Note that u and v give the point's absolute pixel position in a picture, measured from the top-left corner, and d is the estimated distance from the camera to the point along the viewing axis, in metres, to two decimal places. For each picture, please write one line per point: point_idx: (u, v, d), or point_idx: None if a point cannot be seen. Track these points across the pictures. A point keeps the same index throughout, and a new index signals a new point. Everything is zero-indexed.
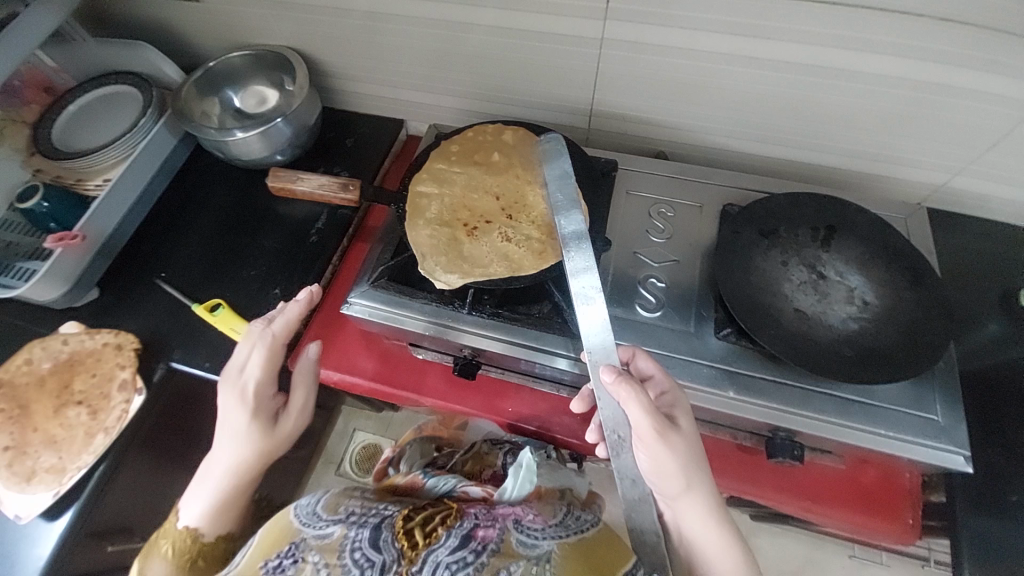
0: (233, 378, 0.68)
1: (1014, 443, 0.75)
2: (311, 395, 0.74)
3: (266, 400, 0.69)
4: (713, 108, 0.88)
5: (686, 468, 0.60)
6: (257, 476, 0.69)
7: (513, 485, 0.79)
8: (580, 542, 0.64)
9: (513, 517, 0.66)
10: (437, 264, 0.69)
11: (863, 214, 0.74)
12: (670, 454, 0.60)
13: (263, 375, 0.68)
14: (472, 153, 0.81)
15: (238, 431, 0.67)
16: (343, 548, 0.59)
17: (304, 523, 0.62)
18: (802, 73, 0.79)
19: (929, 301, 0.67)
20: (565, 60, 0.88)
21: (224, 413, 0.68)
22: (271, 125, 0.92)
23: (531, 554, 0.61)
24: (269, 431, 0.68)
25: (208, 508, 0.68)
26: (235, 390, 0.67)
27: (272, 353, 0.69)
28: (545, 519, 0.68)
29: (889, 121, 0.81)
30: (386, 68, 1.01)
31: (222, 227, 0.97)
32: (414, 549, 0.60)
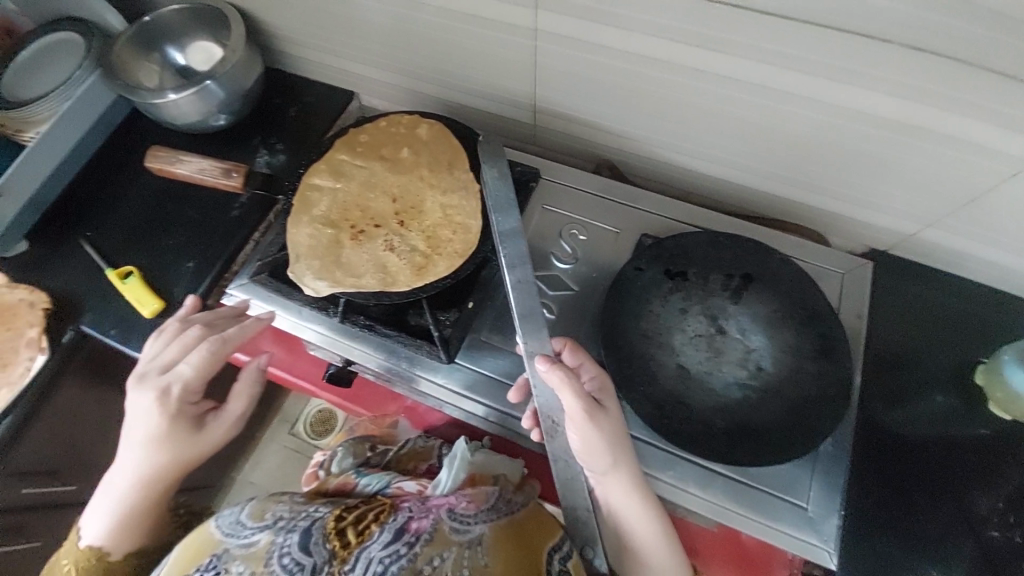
0: (154, 379, 0.64)
1: (912, 532, 0.69)
2: (246, 408, 0.68)
3: (187, 407, 0.64)
4: (661, 121, 0.79)
5: (613, 453, 0.57)
6: (166, 487, 0.65)
7: (446, 477, 0.71)
8: (511, 524, 0.61)
9: (445, 507, 0.61)
10: (308, 268, 0.68)
11: (787, 267, 0.65)
12: (602, 438, 0.57)
13: (190, 381, 0.64)
14: (380, 147, 0.76)
15: (147, 437, 0.63)
16: (270, 556, 0.54)
17: (226, 533, 0.58)
18: (755, 94, 0.69)
19: (831, 378, 0.60)
20: (504, 50, 0.79)
21: (138, 416, 0.63)
22: (199, 86, 0.88)
23: (464, 539, 0.57)
24: (189, 438, 0.64)
25: (115, 521, 0.65)
26: (153, 393, 0.63)
27: (205, 365, 0.64)
28: (478, 502, 0.62)
29: (855, 157, 0.71)
30: (329, 37, 0.94)
31: (154, 191, 0.95)
32: (347, 549, 0.55)
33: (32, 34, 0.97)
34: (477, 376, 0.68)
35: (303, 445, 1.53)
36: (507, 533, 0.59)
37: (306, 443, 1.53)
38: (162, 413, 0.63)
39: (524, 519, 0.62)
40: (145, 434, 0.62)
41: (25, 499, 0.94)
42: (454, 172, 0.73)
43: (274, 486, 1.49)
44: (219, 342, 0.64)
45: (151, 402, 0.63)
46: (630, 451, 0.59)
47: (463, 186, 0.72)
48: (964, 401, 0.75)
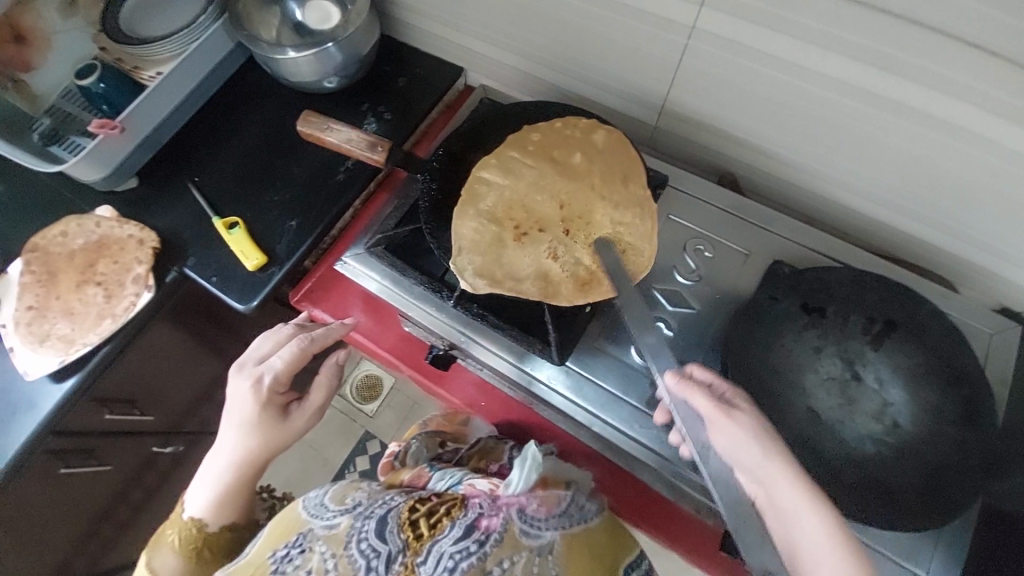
0: (250, 367, 0.67)
1: None
2: (328, 400, 0.70)
3: (276, 396, 0.66)
4: (803, 140, 0.74)
5: (761, 446, 0.52)
6: (258, 471, 0.67)
7: (518, 477, 0.64)
8: (582, 533, 0.62)
9: (516, 505, 0.62)
10: (470, 264, 0.64)
11: (937, 319, 0.61)
12: (742, 436, 0.52)
13: (282, 373, 0.66)
14: (553, 146, 0.69)
15: (242, 422, 0.65)
16: (350, 539, 0.57)
17: (312, 514, 0.61)
18: (928, 128, 0.63)
19: (973, 446, 0.56)
20: (646, 44, 0.75)
21: (234, 401, 0.66)
22: (321, 48, 0.86)
23: (534, 544, 0.59)
24: (277, 426, 0.66)
25: (214, 496, 0.66)
26: (248, 381, 0.66)
27: (297, 359, 0.66)
28: (550, 506, 0.63)
29: (1021, 212, 0.66)
30: (451, 8, 0.91)
31: (262, 144, 0.95)
32: (420, 541, 0.56)
33: None
34: (584, 382, 0.66)
35: (347, 408, 1.54)
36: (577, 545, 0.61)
37: (354, 408, 1.55)
38: (255, 400, 0.65)
39: (601, 529, 0.64)
40: (240, 419, 0.65)
41: (107, 424, 0.98)
42: (630, 187, 0.68)
43: (318, 441, 1.53)
44: (307, 339, 0.67)
45: (247, 390, 0.65)
46: (777, 443, 0.52)
47: (638, 205, 0.66)
48: None
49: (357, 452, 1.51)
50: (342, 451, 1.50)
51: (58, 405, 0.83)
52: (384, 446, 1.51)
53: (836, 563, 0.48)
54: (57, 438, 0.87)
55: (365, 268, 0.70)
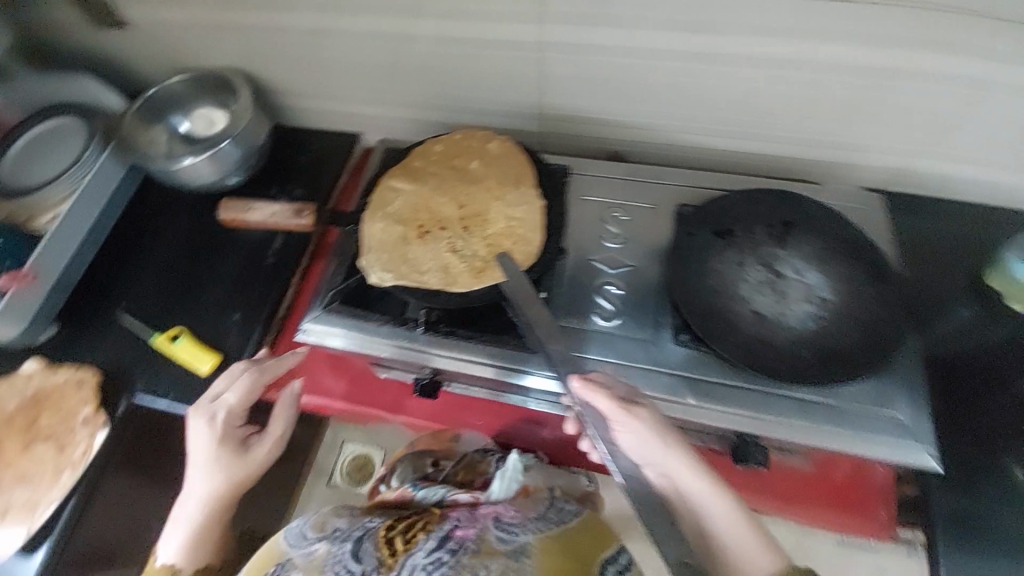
0: (205, 407, 0.69)
1: (984, 431, 0.73)
2: (287, 428, 0.72)
3: (233, 429, 0.68)
4: (664, 105, 0.86)
5: (664, 441, 0.59)
6: (227, 508, 0.68)
7: (500, 487, 0.73)
8: (561, 534, 0.66)
9: (493, 515, 0.68)
10: (376, 261, 0.70)
11: (819, 209, 0.72)
12: (642, 430, 0.59)
13: (235, 408, 0.68)
14: (454, 156, 0.80)
15: (203, 462, 0.67)
16: (325, 565, 0.64)
17: (291, 544, 0.68)
18: (748, 65, 0.78)
19: (889, 295, 0.65)
20: (509, 64, 0.86)
21: (194, 443, 0.68)
22: (217, 148, 0.90)
23: (508, 549, 0.63)
24: (236, 461, 0.67)
25: (187, 535, 0.68)
26: (204, 420, 0.67)
27: (250, 392, 0.69)
28: (525, 512, 0.69)
29: (843, 107, 0.80)
30: (333, 84, 0.99)
31: (182, 253, 0.94)
32: (394, 557, 0.63)
33: (28, 127, 0.98)
34: None
35: None
36: (555, 546, 0.64)
37: None
38: (213, 437, 0.67)
39: (580, 530, 0.67)
40: (201, 459, 0.67)
41: None
42: (523, 185, 0.76)
43: None
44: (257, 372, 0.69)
45: (204, 428, 0.67)
46: (682, 441, 0.59)
47: (527, 202, 0.74)
48: (987, 310, 0.82)
49: None
50: None
51: None
52: None
53: (733, 529, 0.57)
54: None
55: (327, 328, 0.71)
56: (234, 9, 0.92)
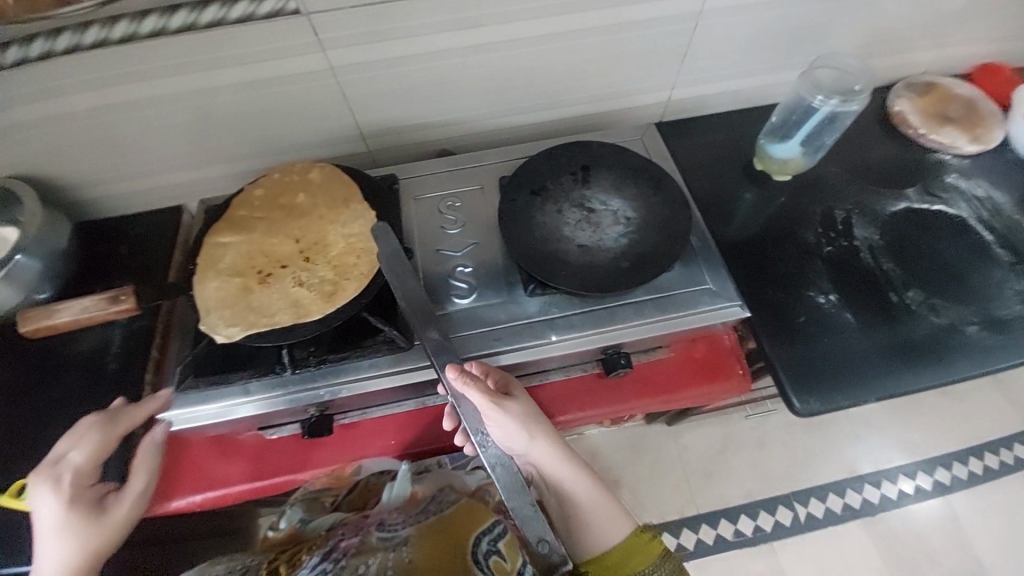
0: (46, 472, 0.62)
1: (783, 278, 0.92)
2: (151, 480, 0.66)
3: (84, 490, 0.62)
4: (463, 99, 0.95)
5: (529, 427, 0.69)
6: None
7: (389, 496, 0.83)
8: (434, 521, 0.72)
9: (376, 524, 0.74)
10: (220, 318, 0.69)
11: (606, 146, 0.85)
12: (510, 418, 0.68)
13: (83, 465, 0.62)
14: (278, 196, 0.80)
15: (51, 529, 0.58)
16: None
17: None
18: (520, 46, 0.87)
19: (674, 198, 0.79)
20: (306, 97, 0.87)
21: (36, 516, 0.59)
22: (8, 265, 0.80)
23: (389, 541, 0.68)
24: (92, 520, 0.60)
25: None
26: (46, 486, 0.60)
27: (103, 445, 0.64)
28: (405, 515, 0.76)
29: (608, 63, 0.94)
30: (127, 163, 0.92)
31: (6, 393, 0.83)
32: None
33: None
34: None
35: None
36: (430, 526, 0.69)
37: None
38: (60, 501, 0.60)
39: (454, 515, 0.72)
40: (47, 527, 0.58)
41: None
42: (352, 204, 0.79)
43: None
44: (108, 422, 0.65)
45: (47, 494, 0.60)
46: (544, 426, 0.71)
47: (359, 216, 0.78)
48: (760, 188, 1.03)
49: None
50: None
51: None
52: None
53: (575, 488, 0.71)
54: None
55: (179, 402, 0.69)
56: None
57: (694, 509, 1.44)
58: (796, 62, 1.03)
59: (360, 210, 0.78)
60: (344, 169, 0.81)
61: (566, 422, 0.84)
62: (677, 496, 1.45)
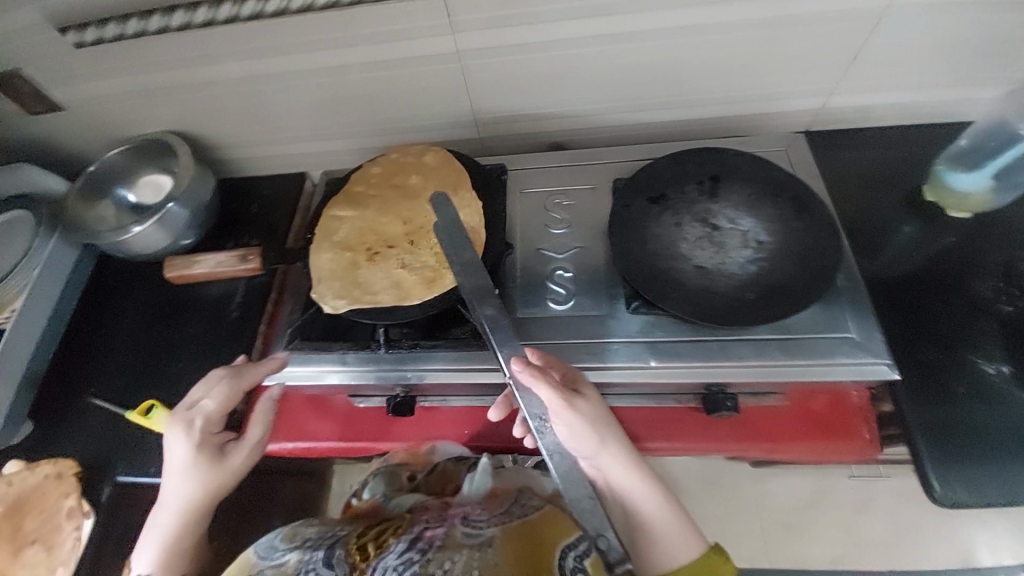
0: (181, 413, 0.66)
1: (942, 336, 0.76)
2: (266, 433, 0.70)
3: (211, 436, 0.67)
4: (588, 91, 0.89)
5: (598, 432, 0.61)
6: (206, 517, 0.66)
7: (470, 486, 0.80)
8: (522, 525, 0.64)
9: (459, 515, 0.69)
10: (328, 289, 0.71)
11: (742, 157, 0.75)
12: (580, 420, 0.60)
13: (215, 414, 0.66)
14: (393, 176, 0.81)
15: (182, 467, 0.64)
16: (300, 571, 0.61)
17: (261, 556, 0.66)
18: (659, 36, 0.79)
19: (818, 226, 0.68)
20: (432, 79, 0.87)
21: (170, 451, 0.65)
22: (164, 211, 0.91)
23: (473, 542, 0.62)
24: (214, 466, 0.65)
25: (159, 552, 0.64)
26: (180, 426, 0.65)
27: (231, 397, 0.67)
28: (490, 511, 0.69)
29: (757, 61, 0.83)
30: (265, 129, 0.99)
31: (147, 323, 0.94)
32: (366, 561, 0.61)
33: None
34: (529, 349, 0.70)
35: None
36: (518, 533, 0.62)
37: None
38: (190, 443, 0.65)
39: (538, 522, 0.64)
40: (178, 465, 0.64)
41: None
42: (461, 191, 0.78)
43: None
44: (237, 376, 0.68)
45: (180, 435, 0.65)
46: (616, 432, 0.62)
47: (467, 205, 0.76)
48: (924, 221, 0.86)
49: None
50: None
51: None
52: None
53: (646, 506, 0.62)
54: None
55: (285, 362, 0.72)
56: (150, 74, 0.89)
57: (768, 562, 1.29)
58: (1004, 74, 0.83)
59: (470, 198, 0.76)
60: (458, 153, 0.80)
61: (648, 451, 0.77)
62: (750, 544, 1.32)
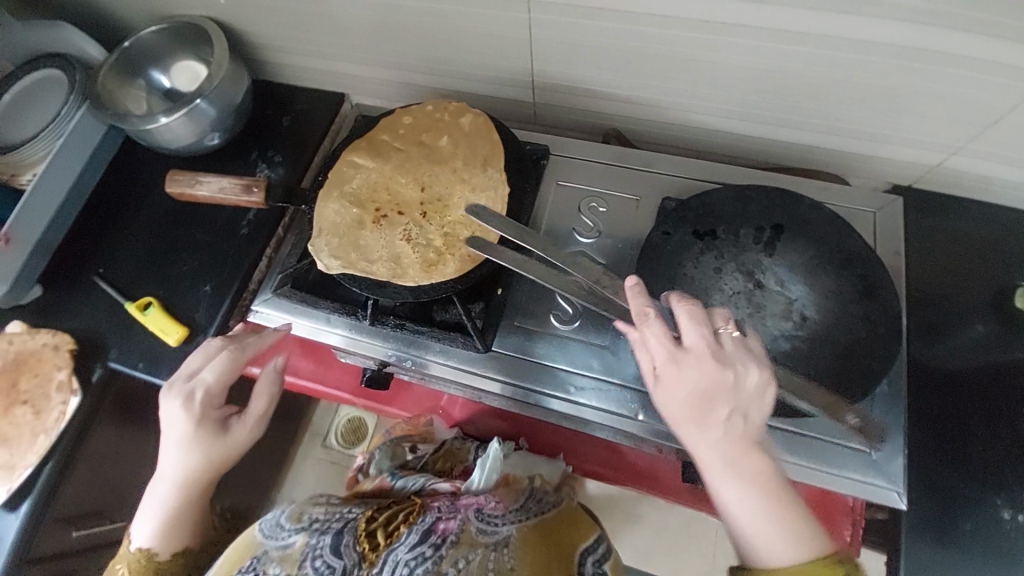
0: (180, 385, 0.64)
1: (976, 464, 0.68)
2: (271, 405, 0.68)
3: (212, 411, 0.64)
4: (666, 81, 0.76)
5: (700, 401, 0.47)
6: (209, 488, 0.65)
7: (479, 477, 0.72)
8: (539, 524, 0.63)
9: (473, 507, 0.63)
10: (327, 245, 0.67)
11: (818, 211, 0.64)
12: (676, 382, 0.48)
13: (215, 387, 0.64)
14: (422, 132, 0.73)
15: (181, 443, 0.63)
16: (303, 558, 0.54)
17: (266, 535, 0.58)
18: (768, 39, 0.65)
19: (879, 318, 0.59)
20: (493, 26, 0.76)
21: (169, 423, 0.64)
22: (190, 107, 0.85)
23: (490, 541, 0.59)
24: (217, 442, 0.63)
25: (162, 520, 0.64)
26: (180, 399, 0.63)
27: (232, 370, 0.65)
28: (505, 504, 0.65)
29: (878, 95, 0.68)
30: (308, 39, 0.91)
31: (161, 217, 0.93)
32: (375, 552, 0.55)
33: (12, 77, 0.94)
34: (516, 362, 0.66)
35: (336, 457, 1.50)
36: (535, 534, 0.61)
37: (343, 454, 1.50)
38: (190, 418, 0.63)
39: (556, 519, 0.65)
40: (178, 439, 0.63)
41: (76, 543, 0.94)
42: (489, 169, 0.70)
43: None
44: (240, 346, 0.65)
45: (180, 408, 0.63)
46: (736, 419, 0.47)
47: (494, 187, 0.68)
48: (1008, 328, 0.74)
49: None
50: None
51: (14, 536, 0.80)
52: None
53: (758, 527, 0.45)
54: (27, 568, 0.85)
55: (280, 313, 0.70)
56: None
57: None
58: None
59: (499, 181, 0.68)
60: (498, 124, 0.71)
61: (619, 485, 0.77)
62: None
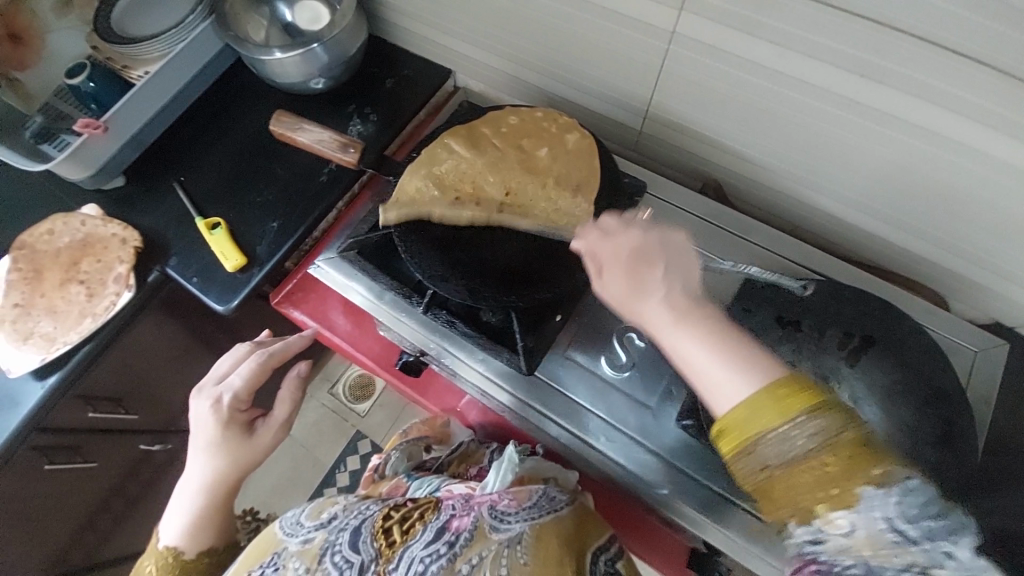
0: (210, 388, 0.73)
1: None
2: (292, 411, 0.76)
3: (237, 414, 0.72)
4: (786, 148, 0.72)
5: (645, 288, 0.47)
6: (233, 490, 0.71)
7: (494, 479, 0.65)
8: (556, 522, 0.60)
9: (488, 502, 0.61)
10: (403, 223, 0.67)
11: (917, 337, 0.60)
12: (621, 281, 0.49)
13: (241, 391, 0.72)
14: (524, 136, 0.72)
15: (208, 444, 0.70)
16: (323, 553, 0.58)
17: (288, 532, 0.62)
18: (916, 139, 0.60)
19: (949, 468, 0.54)
20: (624, 46, 0.73)
21: (198, 422, 0.72)
22: (306, 50, 0.86)
23: (503, 538, 0.57)
24: (243, 441, 0.71)
25: (189, 518, 0.69)
26: (210, 401, 0.72)
27: (257, 377, 0.73)
28: (520, 498, 0.62)
29: (1017, 229, 0.62)
30: (434, 10, 0.90)
31: (249, 144, 0.95)
32: (391, 548, 0.57)
33: None
34: (554, 394, 0.64)
35: (338, 407, 1.53)
36: (549, 533, 0.59)
37: (345, 407, 1.53)
38: (216, 419, 0.71)
39: (571, 519, 0.62)
40: (205, 439, 0.70)
41: (91, 421, 0.98)
42: (582, 195, 0.67)
43: (310, 440, 1.50)
44: (265, 355, 0.74)
45: (208, 409, 0.71)
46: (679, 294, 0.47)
47: (581, 213, 0.66)
48: None
49: (346, 451, 1.49)
50: (333, 450, 1.48)
51: (40, 401, 0.85)
52: (374, 446, 1.49)
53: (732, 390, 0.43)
54: (41, 434, 0.89)
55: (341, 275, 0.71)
56: None
57: None
58: None
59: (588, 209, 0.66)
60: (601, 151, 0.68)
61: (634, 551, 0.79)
62: None
